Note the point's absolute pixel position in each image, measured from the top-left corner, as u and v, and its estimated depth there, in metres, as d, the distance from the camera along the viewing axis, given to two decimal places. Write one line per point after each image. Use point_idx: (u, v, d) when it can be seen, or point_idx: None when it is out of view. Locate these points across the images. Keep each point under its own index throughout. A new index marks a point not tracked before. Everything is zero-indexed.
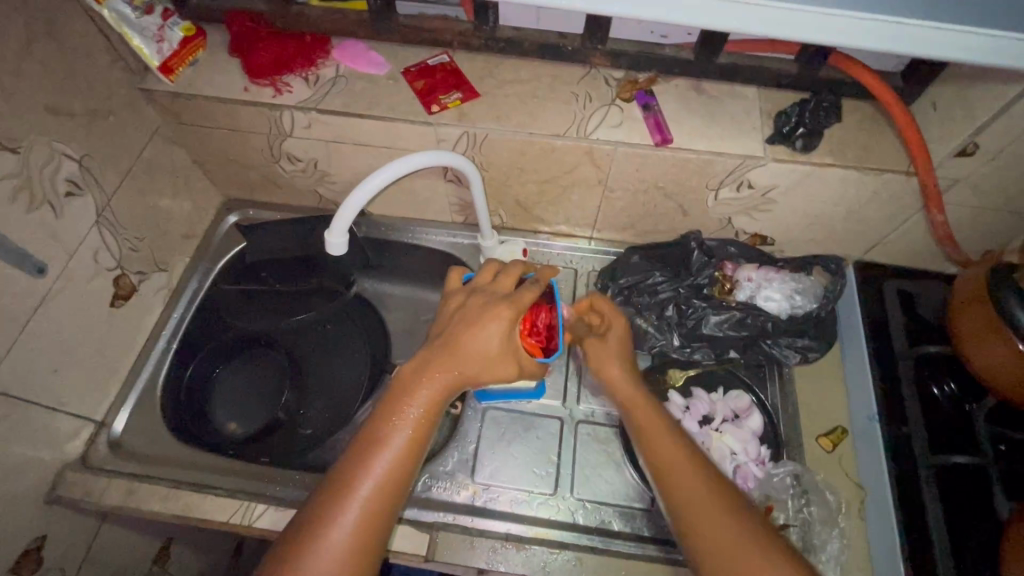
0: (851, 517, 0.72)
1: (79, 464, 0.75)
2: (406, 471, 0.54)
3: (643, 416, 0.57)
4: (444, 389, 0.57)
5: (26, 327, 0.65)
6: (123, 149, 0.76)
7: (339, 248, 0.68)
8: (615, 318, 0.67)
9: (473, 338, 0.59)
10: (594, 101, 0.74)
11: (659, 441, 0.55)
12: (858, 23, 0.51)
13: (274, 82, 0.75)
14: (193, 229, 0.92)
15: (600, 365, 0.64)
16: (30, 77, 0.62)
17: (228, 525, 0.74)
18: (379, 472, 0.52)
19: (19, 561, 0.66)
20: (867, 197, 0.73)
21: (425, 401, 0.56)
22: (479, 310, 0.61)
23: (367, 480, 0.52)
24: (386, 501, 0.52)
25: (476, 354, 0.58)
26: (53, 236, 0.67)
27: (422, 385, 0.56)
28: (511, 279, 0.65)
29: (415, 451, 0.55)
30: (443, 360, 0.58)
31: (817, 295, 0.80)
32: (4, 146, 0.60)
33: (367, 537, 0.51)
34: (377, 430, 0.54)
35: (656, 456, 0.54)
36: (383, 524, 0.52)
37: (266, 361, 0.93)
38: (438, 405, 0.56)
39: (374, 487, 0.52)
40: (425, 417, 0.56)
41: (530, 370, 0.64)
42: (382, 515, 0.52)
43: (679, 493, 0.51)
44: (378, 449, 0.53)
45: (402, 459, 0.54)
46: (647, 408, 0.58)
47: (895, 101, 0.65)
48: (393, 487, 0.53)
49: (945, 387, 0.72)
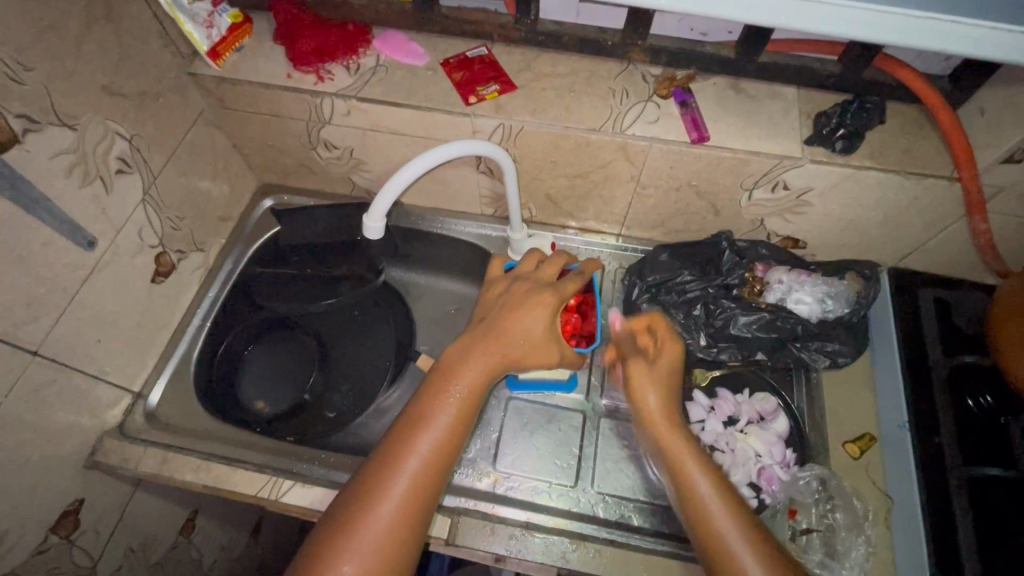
0: (877, 525, 0.70)
1: (117, 432, 0.78)
2: (451, 451, 0.56)
3: (682, 460, 0.56)
4: (486, 371, 0.58)
5: (73, 298, 0.68)
6: (169, 130, 0.78)
7: (376, 232, 0.70)
8: (668, 344, 0.63)
9: (518, 323, 0.60)
10: (631, 97, 0.74)
11: (701, 501, 0.54)
12: (905, 23, 0.50)
13: (317, 69, 0.77)
14: (230, 212, 0.95)
15: (642, 393, 0.61)
16: (89, 57, 0.65)
17: (257, 499, 0.76)
18: (426, 450, 0.54)
19: (58, 522, 0.69)
20: (906, 202, 0.72)
21: (470, 382, 0.57)
22: (522, 297, 0.62)
23: (415, 455, 0.54)
24: (431, 475, 0.54)
25: (517, 337, 0.60)
26: (103, 211, 0.70)
27: (464, 366, 0.58)
28: (553, 268, 0.66)
29: (460, 431, 0.56)
30: (485, 343, 0.59)
31: (850, 301, 0.78)
32: (62, 121, 0.62)
33: (414, 511, 0.53)
34: (424, 410, 0.56)
35: (702, 517, 0.53)
36: (429, 501, 0.54)
37: (294, 343, 0.95)
38: (482, 387, 0.58)
39: (422, 462, 0.54)
40: (468, 397, 0.57)
41: (568, 360, 0.65)
42: (428, 489, 0.54)
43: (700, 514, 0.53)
44: (426, 426, 0.55)
45: (445, 437, 0.55)
46: (684, 451, 0.57)
47: (941, 106, 0.64)
48: (439, 464, 0.54)
49: (981, 399, 0.68)
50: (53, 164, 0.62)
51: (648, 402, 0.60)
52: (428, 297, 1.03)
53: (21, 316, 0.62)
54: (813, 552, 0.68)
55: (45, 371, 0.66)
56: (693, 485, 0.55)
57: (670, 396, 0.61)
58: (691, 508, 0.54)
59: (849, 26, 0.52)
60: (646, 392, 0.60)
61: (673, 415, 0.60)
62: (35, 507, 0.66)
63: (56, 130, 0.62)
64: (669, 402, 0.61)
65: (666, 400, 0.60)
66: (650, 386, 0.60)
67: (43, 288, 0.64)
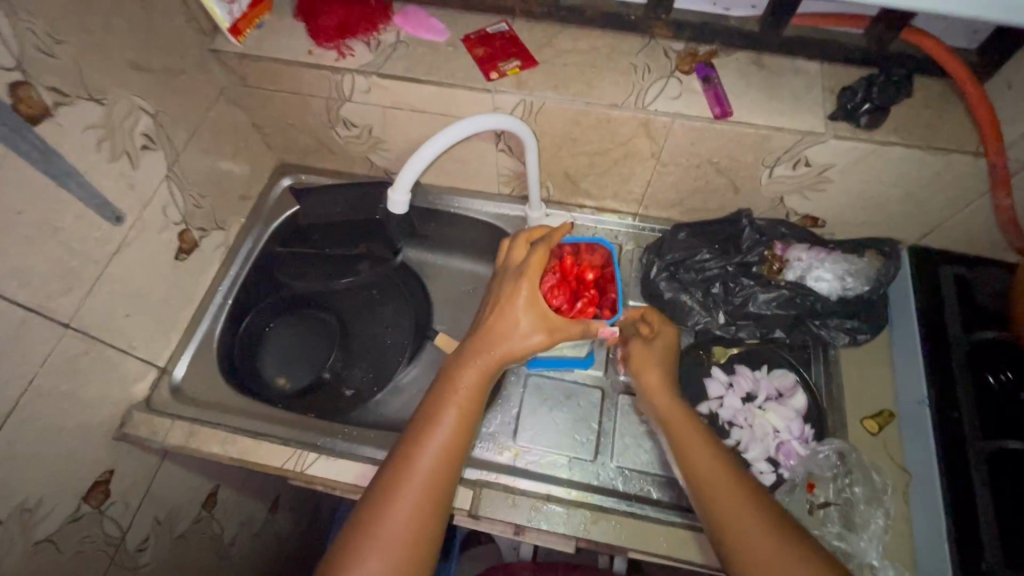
0: (896, 500, 0.70)
1: (144, 405, 0.79)
2: (461, 443, 0.58)
3: (675, 423, 0.63)
4: (485, 369, 0.61)
5: (103, 271, 0.69)
6: (191, 107, 0.79)
7: (400, 206, 0.71)
8: (666, 330, 0.73)
9: (506, 319, 0.62)
10: (653, 72, 0.74)
11: (694, 456, 0.59)
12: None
13: (339, 46, 0.77)
14: (249, 191, 0.95)
15: (643, 373, 0.69)
16: (116, 31, 0.65)
17: (283, 471, 0.77)
18: (437, 447, 0.57)
19: (90, 491, 0.71)
20: (930, 179, 0.72)
21: (471, 382, 0.60)
22: (499, 289, 0.65)
23: (427, 453, 0.56)
24: (443, 469, 0.56)
25: (508, 332, 0.62)
26: (131, 186, 0.70)
27: (465, 367, 0.61)
28: (523, 249, 0.69)
29: (466, 428, 0.59)
30: (479, 342, 0.62)
31: (870, 278, 0.78)
32: (92, 96, 0.63)
33: (430, 506, 0.55)
34: (430, 412, 0.59)
35: (694, 465, 0.59)
36: (444, 495, 0.56)
37: (315, 321, 0.97)
38: (481, 387, 0.61)
39: (432, 460, 0.56)
40: (472, 394, 0.60)
41: (561, 325, 0.63)
42: (443, 484, 0.56)
43: (694, 465, 0.59)
44: (434, 425, 0.58)
45: (455, 433, 0.58)
46: (681, 419, 0.63)
47: (969, 79, 0.64)
48: (450, 460, 0.57)
49: (1001, 375, 0.70)
50: (84, 138, 0.63)
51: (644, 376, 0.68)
52: (444, 277, 1.04)
53: (55, 288, 0.63)
54: (830, 524, 0.69)
55: (77, 343, 0.67)
56: (689, 448, 0.60)
57: (668, 373, 0.69)
58: (685, 459, 0.60)
59: None
60: (646, 367, 0.69)
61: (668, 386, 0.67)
62: (69, 476, 0.68)
63: (86, 104, 0.62)
64: (666, 379, 0.68)
65: (664, 376, 0.68)
66: (649, 363, 0.69)
67: (75, 261, 0.65)
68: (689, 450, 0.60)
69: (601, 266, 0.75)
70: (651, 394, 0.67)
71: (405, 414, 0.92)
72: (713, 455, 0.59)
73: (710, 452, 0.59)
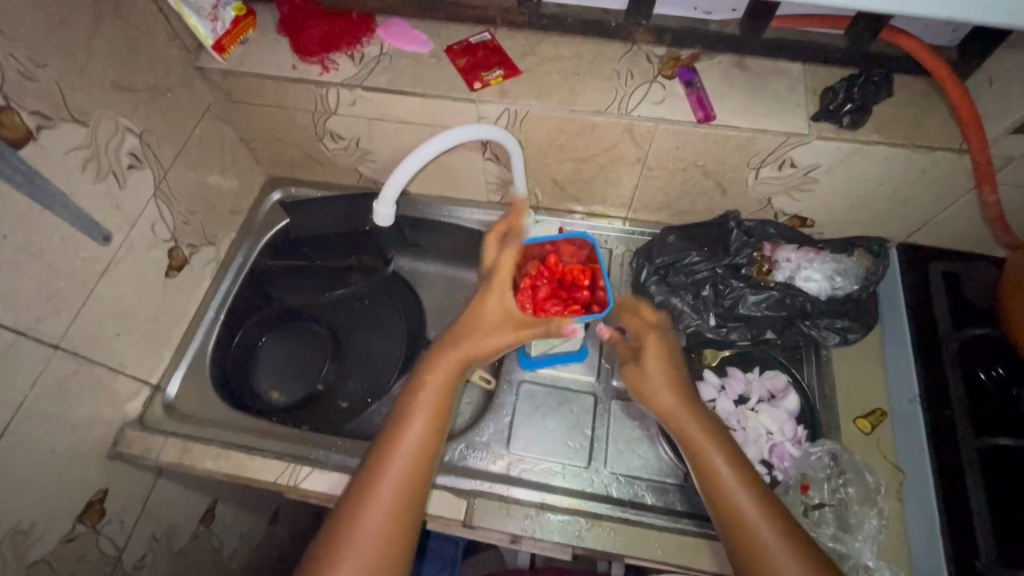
0: (891, 499, 0.70)
1: (137, 423, 0.79)
2: (434, 440, 0.61)
3: (698, 441, 0.62)
4: (455, 370, 0.64)
5: (93, 291, 0.69)
6: (178, 124, 0.79)
7: (386, 218, 0.72)
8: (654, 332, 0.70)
9: (474, 318, 0.67)
10: (636, 78, 0.74)
11: (748, 525, 0.56)
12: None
13: (322, 60, 0.77)
14: (239, 206, 0.95)
15: (651, 387, 0.66)
16: (99, 53, 0.66)
17: (276, 485, 0.77)
18: (412, 440, 0.60)
19: (85, 511, 0.71)
20: (915, 176, 0.72)
21: (441, 384, 0.63)
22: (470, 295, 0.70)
23: (402, 447, 0.59)
24: (416, 466, 0.59)
25: (473, 330, 0.66)
26: (118, 205, 0.71)
27: (434, 370, 0.64)
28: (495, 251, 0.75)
29: (437, 422, 0.62)
30: (450, 346, 0.65)
31: (858, 277, 0.78)
32: (75, 118, 0.63)
33: (406, 499, 0.57)
34: (403, 411, 0.62)
35: (716, 486, 0.59)
36: (417, 490, 0.58)
37: (306, 333, 0.96)
38: (452, 384, 0.64)
39: (411, 453, 0.59)
40: (443, 394, 0.63)
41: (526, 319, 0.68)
42: (416, 479, 0.58)
43: (718, 487, 0.59)
44: (407, 425, 0.60)
45: (427, 431, 0.61)
46: (706, 441, 0.61)
47: (950, 76, 0.64)
48: (424, 453, 0.59)
49: (992, 371, 0.69)
50: (68, 160, 0.63)
51: (663, 399, 0.65)
52: (437, 286, 1.04)
53: (43, 310, 0.63)
54: (826, 527, 0.69)
55: (68, 363, 0.67)
56: (716, 475, 0.60)
57: (680, 382, 0.66)
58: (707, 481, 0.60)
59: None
60: (657, 385, 0.65)
61: (688, 404, 0.64)
62: (62, 495, 0.68)
63: (69, 126, 0.63)
64: (694, 409, 0.64)
65: (677, 391, 0.65)
66: (660, 378, 0.65)
67: (63, 282, 0.65)
68: (714, 475, 0.60)
69: (586, 261, 0.75)
70: (663, 408, 0.65)
71: None
72: (745, 485, 0.58)
73: (737, 480, 0.59)
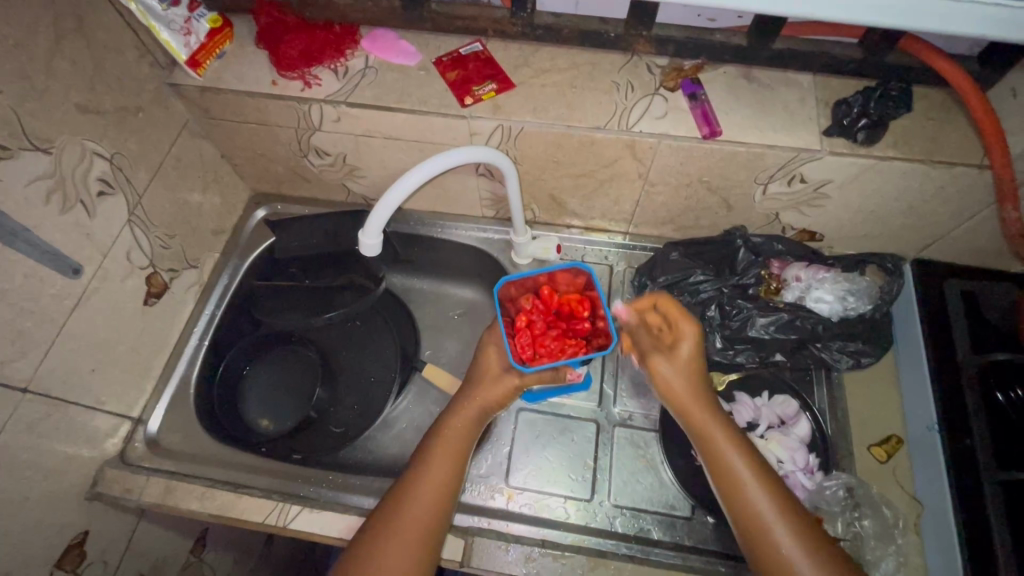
0: (909, 534, 0.68)
1: (118, 461, 0.76)
2: (453, 483, 0.62)
3: (739, 471, 0.58)
4: (475, 415, 0.67)
5: (63, 329, 0.65)
6: (153, 146, 0.75)
7: (372, 249, 0.67)
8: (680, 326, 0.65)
9: (486, 364, 0.70)
10: (637, 90, 0.70)
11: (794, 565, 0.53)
12: (904, 1, 0.51)
13: (303, 75, 0.73)
14: (222, 225, 0.91)
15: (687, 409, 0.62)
16: (61, 75, 0.61)
17: (264, 526, 0.74)
18: (429, 482, 0.61)
19: (63, 557, 0.67)
20: (933, 192, 0.68)
21: (458, 428, 0.65)
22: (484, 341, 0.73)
23: (419, 488, 0.61)
24: (433, 507, 0.60)
25: (486, 376, 0.69)
26: (88, 236, 0.66)
27: (454, 415, 0.67)
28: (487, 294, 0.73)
29: (456, 465, 0.63)
30: (469, 390, 0.68)
31: (872, 297, 0.75)
32: (36, 146, 0.59)
33: (422, 540, 0.58)
34: (423, 452, 0.64)
35: (757, 520, 0.55)
36: (433, 532, 0.59)
37: (294, 357, 0.91)
38: (470, 431, 0.66)
39: (424, 504, 0.60)
40: (460, 437, 0.65)
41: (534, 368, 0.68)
42: (434, 520, 0.60)
43: (759, 521, 0.55)
44: (426, 466, 0.62)
45: (446, 473, 0.62)
46: (747, 471, 0.57)
47: (970, 87, 0.60)
48: (440, 495, 0.61)
49: (1012, 393, 0.65)
50: (31, 192, 0.59)
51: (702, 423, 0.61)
52: (431, 303, 1.01)
53: (9, 351, 0.59)
54: None
55: (38, 405, 0.63)
56: (756, 508, 0.56)
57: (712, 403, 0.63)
58: (747, 515, 0.56)
59: (844, 12, 0.53)
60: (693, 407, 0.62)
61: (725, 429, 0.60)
62: (39, 544, 0.64)
63: (30, 155, 0.58)
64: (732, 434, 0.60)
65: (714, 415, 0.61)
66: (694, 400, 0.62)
67: (30, 322, 0.61)
68: (755, 507, 0.56)
69: (583, 288, 0.74)
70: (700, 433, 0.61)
71: (395, 450, 0.89)
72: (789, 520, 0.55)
73: (780, 514, 0.55)
